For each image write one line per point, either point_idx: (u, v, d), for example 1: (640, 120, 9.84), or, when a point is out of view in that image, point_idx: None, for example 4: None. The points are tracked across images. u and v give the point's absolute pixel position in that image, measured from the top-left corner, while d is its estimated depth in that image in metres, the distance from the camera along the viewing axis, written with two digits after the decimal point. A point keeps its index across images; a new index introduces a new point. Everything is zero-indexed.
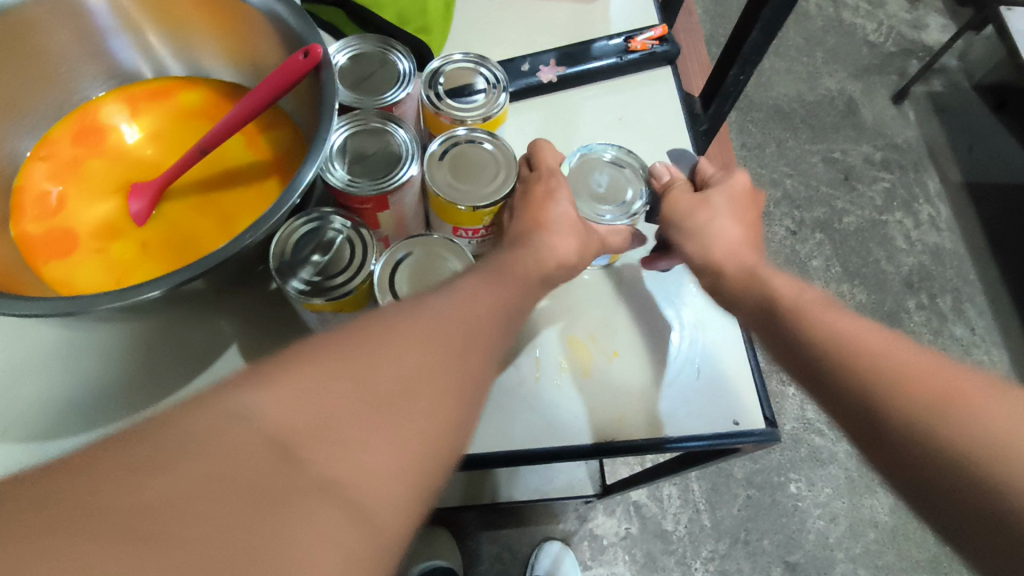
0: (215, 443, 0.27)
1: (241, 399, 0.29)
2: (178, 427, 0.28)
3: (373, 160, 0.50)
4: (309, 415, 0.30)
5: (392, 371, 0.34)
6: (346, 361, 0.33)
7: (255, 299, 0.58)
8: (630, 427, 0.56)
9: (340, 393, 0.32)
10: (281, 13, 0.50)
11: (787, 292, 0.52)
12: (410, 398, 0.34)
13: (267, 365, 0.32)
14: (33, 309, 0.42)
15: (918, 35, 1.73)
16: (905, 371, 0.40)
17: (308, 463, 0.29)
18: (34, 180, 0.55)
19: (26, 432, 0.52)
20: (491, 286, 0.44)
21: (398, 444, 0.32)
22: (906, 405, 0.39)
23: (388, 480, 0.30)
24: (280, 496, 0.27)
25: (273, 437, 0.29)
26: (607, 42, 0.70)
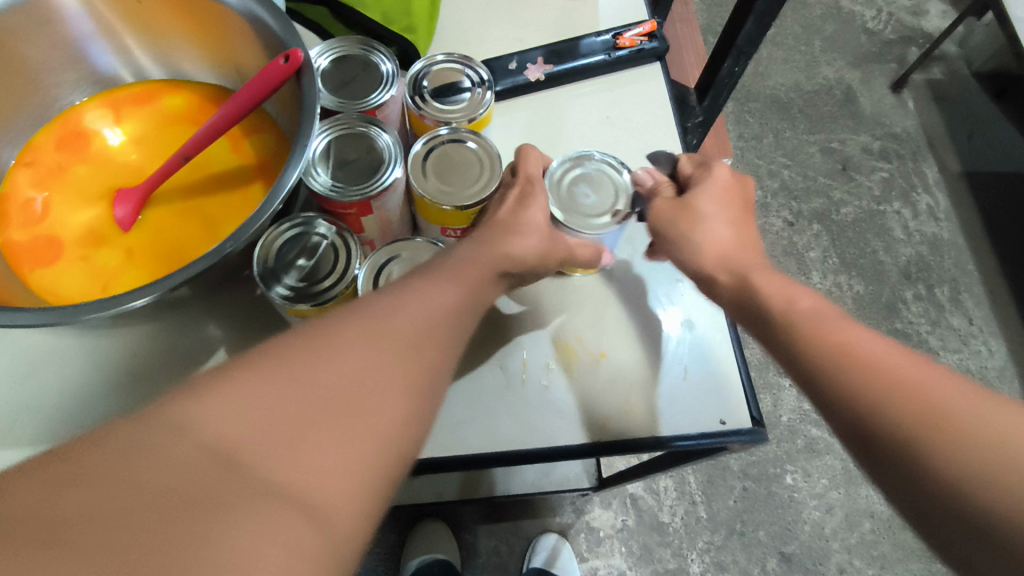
0: (152, 454, 0.27)
1: (180, 410, 0.29)
2: (110, 442, 0.27)
3: (355, 165, 0.49)
4: (243, 420, 0.29)
5: (335, 371, 0.33)
6: (286, 365, 0.32)
7: (242, 303, 0.58)
8: (617, 427, 0.56)
9: (276, 398, 0.31)
10: (259, 13, 0.50)
11: (778, 297, 0.48)
12: (355, 396, 0.33)
13: (213, 374, 0.32)
14: (16, 319, 0.42)
15: (918, 22, 1.71)
16: (896, 392, 0.38)
17: (248, 467, 0.28)
18: (19, 186, 0.55)
19: (17, 439, 0.52)
20: (451, 284, 0.43)
21: (346, 443, 0.31)
22: (903, 430, 0.36)
23: (336, 478, 0.30)
24: (213, 500, 0.26)
25: (206, 446, 0.28)
26: (595, 39, 0.70)
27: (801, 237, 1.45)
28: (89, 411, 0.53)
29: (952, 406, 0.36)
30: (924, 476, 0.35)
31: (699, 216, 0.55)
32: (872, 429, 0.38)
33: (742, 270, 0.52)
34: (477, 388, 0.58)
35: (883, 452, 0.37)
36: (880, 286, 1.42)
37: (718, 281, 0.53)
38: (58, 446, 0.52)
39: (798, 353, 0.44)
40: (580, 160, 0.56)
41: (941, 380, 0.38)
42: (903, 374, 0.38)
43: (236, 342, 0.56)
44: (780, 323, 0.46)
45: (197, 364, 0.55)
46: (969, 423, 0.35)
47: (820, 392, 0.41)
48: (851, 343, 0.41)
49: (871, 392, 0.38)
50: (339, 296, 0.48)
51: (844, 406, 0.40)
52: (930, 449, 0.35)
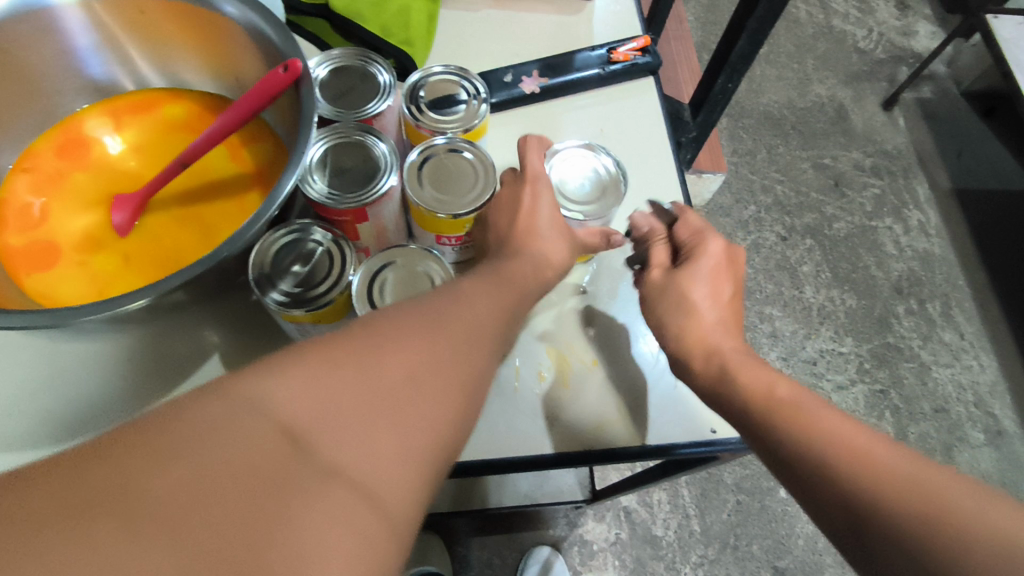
0: (228, 429, 0.27)
1: (253, 386, 0.29)
2: (184, 416, 0.27)
3: (352, 173, 0.50)
4: (314, 402, 0.30)
5: (394, 362, 0.34)
6: (353, 352, 0.33)
7: (238, 309, 0.58)
8: (608, 434, 0.57)
9: (345, 384, 0.31)
10: (260, 25, 0.51)
11: (756, 385, 0.48)
12: (414, 386, 0.34)
13: (278, 355, 0.32)
14: (12, 321, 0.42)
15: (907, 42, 1.74)
16: (893, 491, 0.37)
17: (317, 449, 0.28)
18: (17, 192, 0.56)
19: (12, 441, 0.52)
20: (491, 289, 0.44)
21: (405, 431, 0.32)
22: (903, 522, 0.35)
23: (394, 467, 0.31)
24: (288, 485, 0.27)
25: (281, 426, 0.28)
26: (590, 53, 0.71)
27: (794, 251, 1.47)
28: (82, 415, 0.53)
29: (952, 500, 0.35)
30: (926, 574, 0.34)
31: (686, 299, 0.54)
32: (866, 521, 0.37)
33: (722, 351, 0.51)
34: None
35: (879, 544, 0.36)
36: (873, 301, 1.43)
37: (694, 363, 0.52)
38: (50, 448, 0.52)
39: (788, 453, 0.43)
40: (552, 151, 0.59)
41: (932, 470, 0.38)
42: (900, 476, 0.37)
43: (232, 347, 0.57)
44: (766, 421, 0.45)
45: (192, 369, 0.56)
46: (968, 515, 0.34)
47: (811, 491, 0.41)
48: (865, 456, 0.39)
49: (887, 513, 0.36)
50: (334, 302, 0.48)
51: (837, 501, 0.39)
52: (930, 540, 0.34)
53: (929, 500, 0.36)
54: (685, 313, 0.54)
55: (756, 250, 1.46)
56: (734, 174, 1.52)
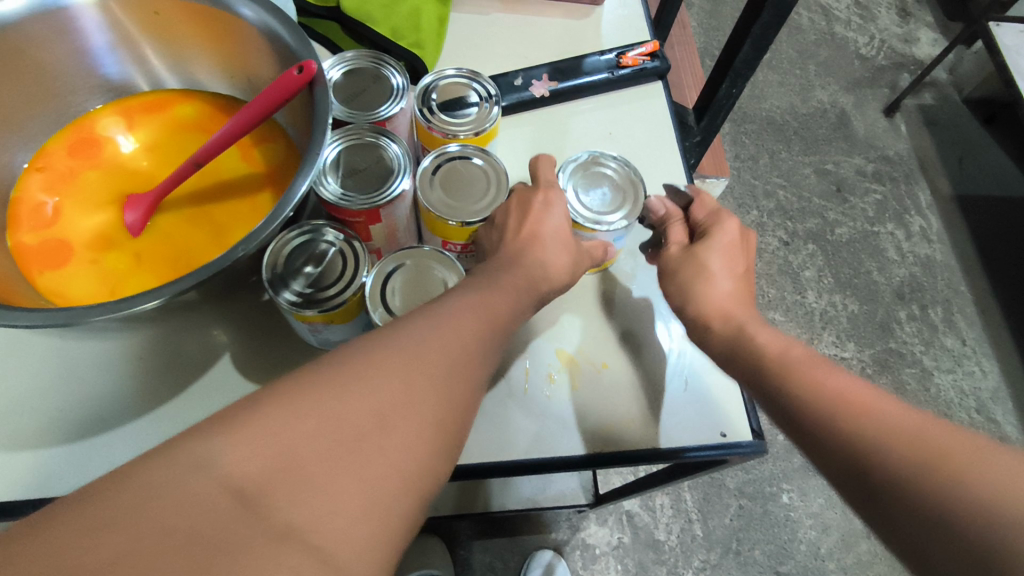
0: (174, 495, 0.27)
1: (203, 449, 0.29)
2: (131, 484, 0.28)
3: (366, 174, 0.50)
4: (270, 458, 0.30)
5: (362, 404, 0.33)
6: (316, 397, 0.32)
7: (249, 309, 0.58)
8: (618, 437, 0.56)
9: (305, 436, 0.31)
10: (275, 27, 0.51)
11: (772, 346, 0.48)
12: (380, 432, 0.33)
13: (238, 406, 0.32)
14: (27, 319, 0.42)
15: (909, 48, 1.75)
16: (894, 442, 0.37)
17: (269, 509, 0.29)
18: (31, 191, 0.56)
19: (22, 442, 0.52)
20: (474, 307, 0.43)
21: (369, 480, 0.31)
22: (906, 472, 0.36)
23: (359, 520, 0.30)
24: (234, 550, 0.27)
25: (231, 486, 0.28)
26: (598, 58, 0.72)
27: (796, 256, 1.47)
28: (91, 416, 0.53)
29: (952, 451, 0.35)
30: (920, 515, 0.34)
31: (704, 273, 0.54)
32: (871, 474, 0.37)
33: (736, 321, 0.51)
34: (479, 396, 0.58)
35: (884, 494, 0.36)
36: (874, 306, 1.43)
37: (711, 328, 0.52)
38: (57, 450, 0.52)
39: (796, 411, 0.43)
40: (578, 159, 0.59)
41: (938, 424, 0.37)
42: (903, 427, 0.38)
43: (240, 349, 0.57)
44: (775, 382, 0.45)
45: (201, 370, 0.55)
46: (971, 462, 0.34)
47: (818, 445, 0.41)
48: (872, 411, 0.40)
49: (885, 460, 0.37)
50: (347, 303, 0.48)
51: (844, 455, 0.39)
52: (932, 487, 0.34)
53: (931, 450, 0.36)
54: (704, 286, 0.53)
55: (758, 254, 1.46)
56: (737, 179, 1.53)
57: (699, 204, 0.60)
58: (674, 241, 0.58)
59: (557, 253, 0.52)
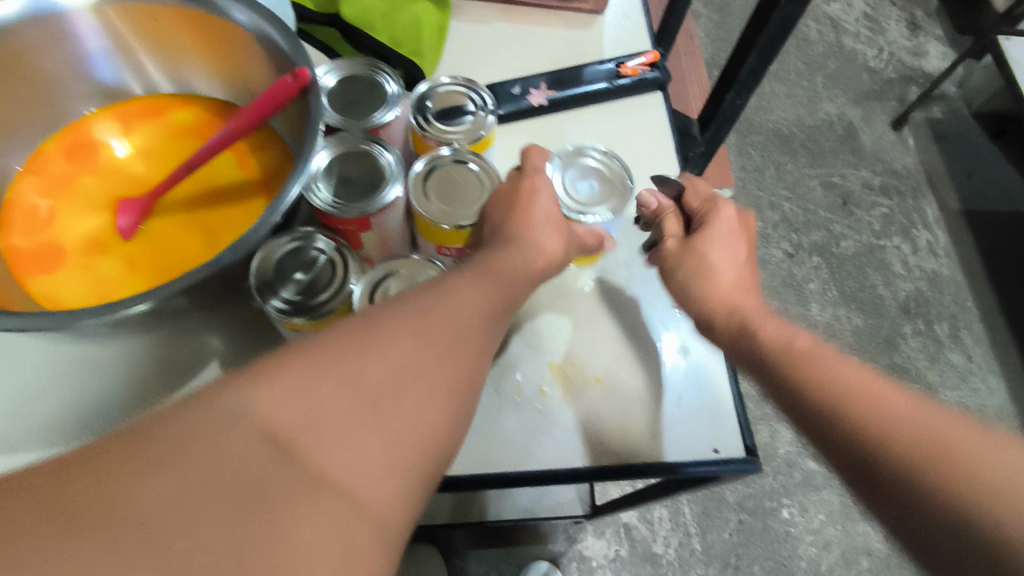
0: (214, 439, 0.27)
1: (234, 396, 0.29)
2: (171, 429, 0.28)
3: (357, 182, 0.50)
4: (298, 410, 0.30)
5: (380, 365, 0.33)
6: (335, 355, 0.32)
7: (241, 316, 0.58)
8: (609, 451, 0.56)
9: (328, 389, 0.31)
10: (270, 33, 0.51)
11: (774, 339, 0.47)
12: (399, 392, 0.33)
13: (261, 361, 0.31)
14: (17, 322, 0.42)
15: (919, 62, 1.74)
16: (903, 431, 0.36)
17: (302, 457, 0.29)
18: (25, 194, 0.56)
19: (10, 445, 0.52)
20: (484, 279, 0.43)
21: (390, 436, 0.32)
22: (912, 462, 0.35)
23: (381, 475, 0.30)
24: (276, 491, 0.27)
25: (264, 435, 0.28)
26: (598, 67, 0.71)
27: (801, 269, 1.46)
28: (81, 418, 0.53)
29: (959, 439, 0.34)
30: (926, 505, 0.33)
31: (707, 256, 0.56)
32: (875, 462, 0.36)
33: (742, 308, 0.52)
34: None
35: (884, 478, 0.36)
36: (880, 320, 1.41)
37: (717, 321, 0.53)
38: (46, 452, 0.52)
39: (802, 400, 0.42)
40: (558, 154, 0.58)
41: (946, 414, 0.37)
42: (909, 416, 0.37)
43: (231, 356, 0.56)
44: (784, 369, 0.45)
45: (193, 375, 0.55)
46: (983, 462, 0.33)
47: (825, 434, 0.40)
48: (879, 396, 0.39)
49: (891, 449, 0.36)
50: (334, 313, 0.48)
51: (847, 443, 0.38)
52: (934, 476, 0.34)
53: (932, 440, 0.35)
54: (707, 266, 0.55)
55: (762, 266, 1.45)
56: (742, 191, 1.52)
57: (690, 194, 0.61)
58: (671, 231, 0.59)
59: (549, 235, 0.51)
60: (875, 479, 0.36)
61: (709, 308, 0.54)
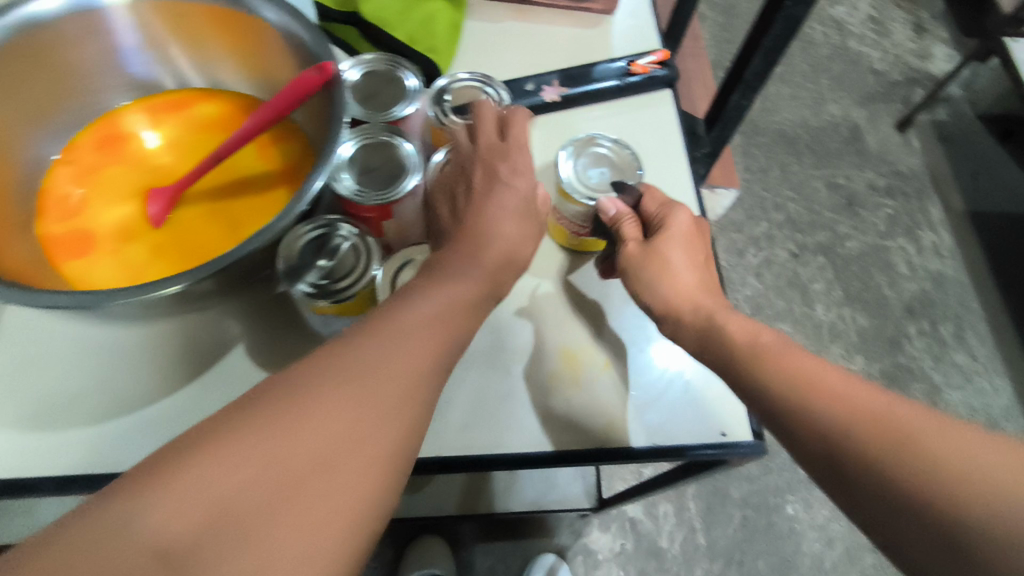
0: (100, 561, 0.27)
1: (131, 506, 0.28)
2: (62, 543, 0.27)
3: (379, 172, 0.52)
4: (201, 514, 0.29)
5: (300, 449, 0.32)
6: (249, 444, 0.31)
7: (262, 303, 0.60)
8: (620, 435, 0.57)
9: (238, 484, 0.30)
10: (296, 30, 0.53)
11: (741, 333, 0.48)
12: (324, 477, 0.32)
13: (167, 456, 0.31)
14: (47, 301, 0.43)
15: (924, 64, 1.75)
16: (868, 425, 0.37)
17: (196, 569, 0.28)
18: (59, 183, 0.58)
19: (42, 423, 0.54)
20: (433, 327, 0.41)
21: (308, 527, 0.30)
22: (879, 460, 0.36)
23: (296, 572, 0.29)
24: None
25: (157, 549, 0.28)
26: (609, 65, 0.73)
27: (805, 269, 1.47)
28: (109, 399, 0.55)
29: (918, 428, 0.36)
30: (891, 492, 0.35)
31: (668, 266, 0.53)
32: (843, 455, 0.37)
33: (706, 309, 0.51)
34: (483, 391, 0.59)
35: (849, 473, 0.37)
36: (884, 320, 1.43)
37: (681, 319, 0.52)
38: (76, 431, 0.54)
39: (770, 397, 0.43)
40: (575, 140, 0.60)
41: (905, 407, 0.38)
42: (870, 407, 0.38)
43: (254, 340, 0.58)
44: (749, 368, 0.45)
45: (218, 359, 0.57)
46: (944, 457, 0.34)
47: (794, 433, 0.41)
48: (843, 393, 0.40)
49: (859, 444, 0.37)
50: (356, 296, 0.50)
51: (818, 442, 0.39)
52: (902, 466, 0.35)
53: (899, 431, 0.36)
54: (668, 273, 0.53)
55: (767, 266, 1.46)
56: (747, 191, 1.54)
57: (647, 200, 0.58)
58: (631, 238, 0.55)
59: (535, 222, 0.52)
60: (844, 474, 0.37)
61: (670, 311, 0.52)
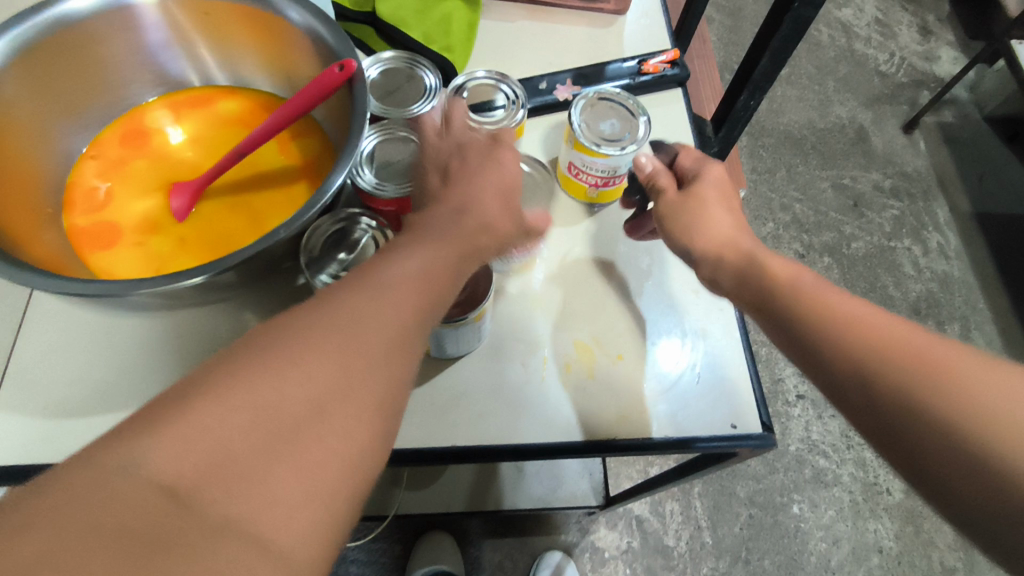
0: (105, 497, 0.27)
1: (132, 447, 0.29)
2: (65, 484, 0.27)
3: (395, 167, 0.54)
4: (201, 454, 0.29)
5: (296, 396, 0.33)
6: (246, 390, 0.32)
7: (279, 295, 0.61)
8: (631, 426, 0.58)
9: (236, 428, 0.30)
10: (320, 29, 0.54)
11: (782, 271, 0.49)
12: (321, 421, 0.33)
13: (164, 403, 0.31)
14: (67, 288, 0.44)
15: (930, 67, 1.76)
16: (905, 365, 0.40)
17: (203, 504, 0.28)
18: (85, 177, 0.60)
19: (66, 411, 0.55)
20: (427, 263, 0.41)
21: (306, 467, 0.31)
22: (908, 384, 0.39)
23: (296, 509, 0.30)
24: (170, 542, 0.27)
25: (161, 487, 0.28)
26: (621, 64, 0.74)
27: (812, 269, 1.48)
28: (132, 389, 0.56)
29: (950, 367, 0.39)
30: (922, 428, 0.38)
31: (705, 214, 0.55)
32: (880, 394, 0.40)
33: (747, 248, 0.52)
34: (499, 383, 0.60)
35: (883, 410, 0.40)
36: None
37: (721, 259, 0.53)
38: (99, 419, 0.55)
39: (806, 336, 0.45)
40: (586, 95, 0.63)
41: (938, 346, 0.40)
42: (905, 346, 0.41)
43: None
44: (786, 307, 0.47)
45: None
46: (970, 384, 0.38)
47: (830, 370, 0.43)
48: (878, 332, 0.42)
49: (893, 386, 0.40)
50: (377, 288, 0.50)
51: (847, 367, 0.42)
52: (933, 403, 0.38)
53: (933, 370, 0.39)
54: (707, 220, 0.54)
55: None
56: (753, 192, 1.55)
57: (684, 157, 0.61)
58: (668, 187, 0.57)
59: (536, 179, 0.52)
60: (878, 409, 0.40)
61: (711, 252, 0.53)
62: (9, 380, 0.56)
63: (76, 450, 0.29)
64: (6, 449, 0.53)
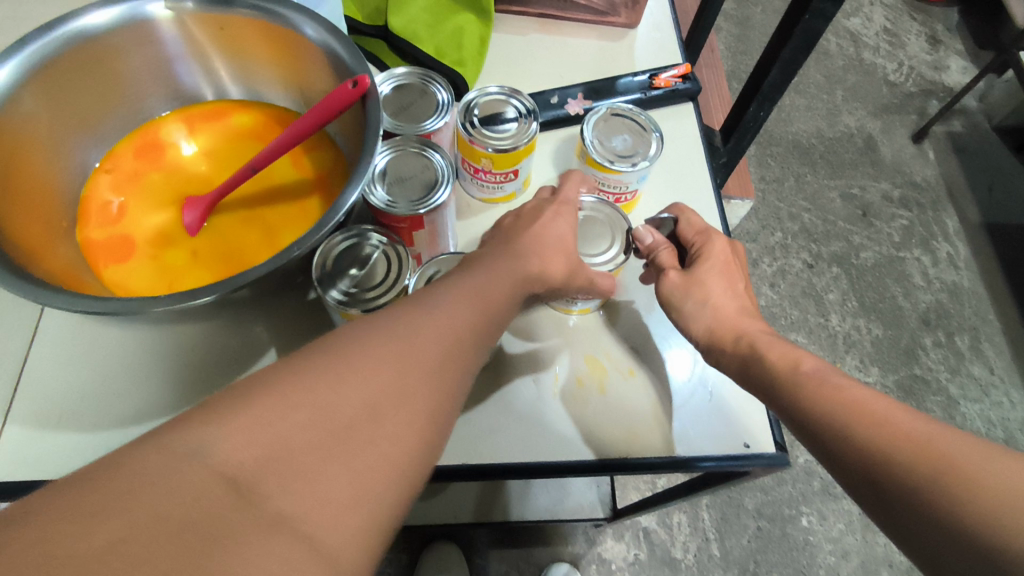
0: (169, 482, 0.26)
1: (197, 435, 0.28)
2: (128, 468, 0.26)
3: (411, 182, 0.54)
4: (263, 447, 0.28)
5: (353, 396, 0.32)
6: (307, 387, 0.31)
7: (292, 309, 0.61)
8: (643, 443, 0.58)
9: (297, 423, 0.30)
10: (334, 45, 0.54)
11: (782, 361, 0.50)
12: (374, 423, 0.32)
13: (226, 395, 0.30)
14: (89, 306, 0.44)
15: (939, 76, 1.75)
16: (911, 453, 0.39)
17: (262, 497, 0.27)
18: (99, 190, 0.60)
19: (79, 424, 0.55)
20: (469, 296, 0.42)
21: (360, 468, 0.30)
22: (914, 480, 0.37)
23: (347, 509, 0.29)
24: (226, 533, 0.26)
25: (222, 475, 0.27)
26: (632, 79, 0.74)
27: (820, 279, 1.47)
28: (144, 402, 0.56)
29: (960, 455, 0.37)
30: (934, 521, 0.36)
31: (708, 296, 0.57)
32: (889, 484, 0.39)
33: (744, 333, 0.54)
34: (510, 399, 0.60)
35: (896, 502, 0.38)
36: (899, 331, 1.42)
37: (724, 349, 0.55)
38: (111, 433, 0.55)
39: (814, 424, 0.45)
40: (599, 110, 0.63)
41: (950, 436, 0.39)
42: (915, 434, 0.40)
43: (284, 347, 0.59)
44: (792, 394, 0.47)
45: (249, 364, 0.59)
46: (983, 475, 0.36)
47: (839, 460, 0.42)
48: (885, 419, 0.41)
49: (902, 474, 0.38)
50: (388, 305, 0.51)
51: (857, 460, 0.41)
52: (943, 493, 0.36)
53: (940, 458, 0.37)
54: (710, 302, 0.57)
55: (782, 276, 1.47)
56: (762, 201, 1.54)
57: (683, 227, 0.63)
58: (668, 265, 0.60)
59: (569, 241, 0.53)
60: (890, 503, 0.39)
61: (715, 334, 0.56)
62: (23, 392, 0.56)
63: (141, 436, 0.28)
64: (17, 465, 0.53)
